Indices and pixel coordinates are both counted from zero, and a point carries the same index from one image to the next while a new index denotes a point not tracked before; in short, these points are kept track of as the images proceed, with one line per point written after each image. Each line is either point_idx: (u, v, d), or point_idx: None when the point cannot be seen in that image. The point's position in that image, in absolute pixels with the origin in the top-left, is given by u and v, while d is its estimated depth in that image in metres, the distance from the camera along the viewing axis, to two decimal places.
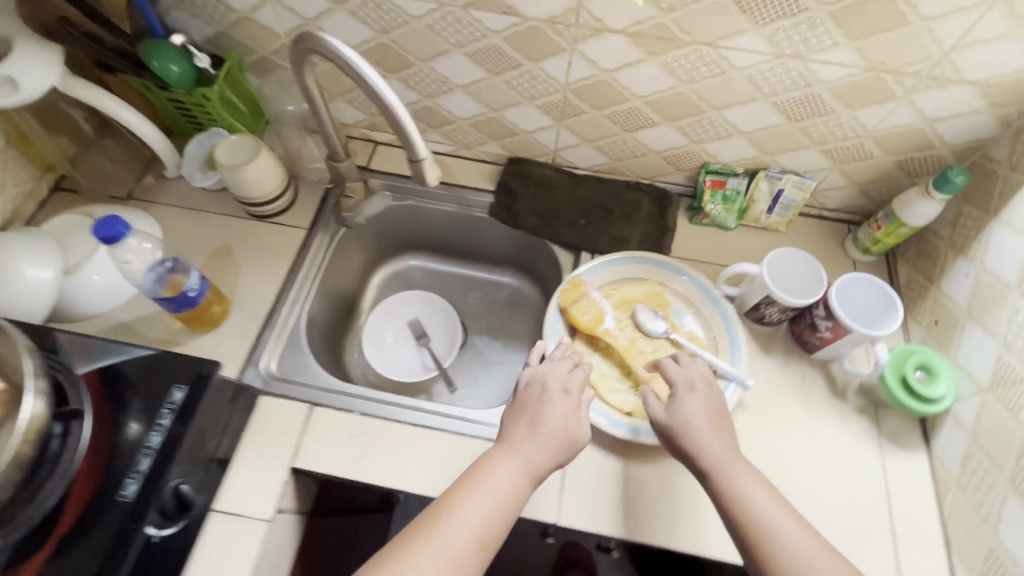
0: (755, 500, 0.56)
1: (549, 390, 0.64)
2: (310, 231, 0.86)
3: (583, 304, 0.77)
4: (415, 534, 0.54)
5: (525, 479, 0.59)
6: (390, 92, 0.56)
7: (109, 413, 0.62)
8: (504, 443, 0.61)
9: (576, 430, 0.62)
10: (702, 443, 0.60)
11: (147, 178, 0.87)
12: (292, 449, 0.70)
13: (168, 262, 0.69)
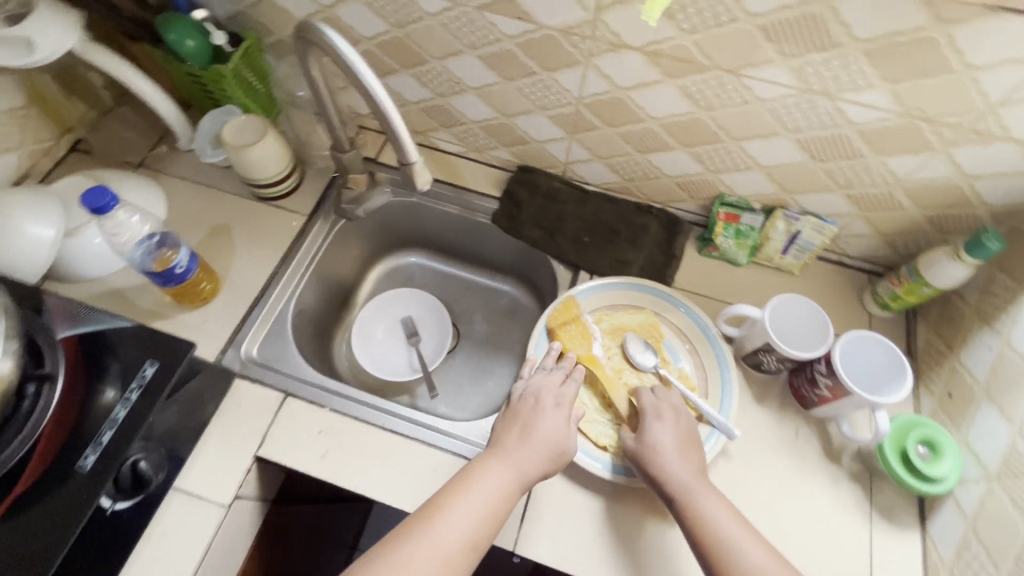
0: (721, 525, 0.56)
1: (542, 400, 0.64)
2: (310, 218, 0.85)
3: (573, 330, 0.74)
4: (404, 536, 0.53)
5: (513, 484, 0.58)
6: (382, 91, 0.56)
7: (81, 380, 0.63)
8: (496, 448, 0.61)
9: (566, 442, 0.62)
10: (668, 470, 0.60)
11: (160, 148, 0.88)
12: (260, 438, 0.68)
13: (157, 237, 0.69)
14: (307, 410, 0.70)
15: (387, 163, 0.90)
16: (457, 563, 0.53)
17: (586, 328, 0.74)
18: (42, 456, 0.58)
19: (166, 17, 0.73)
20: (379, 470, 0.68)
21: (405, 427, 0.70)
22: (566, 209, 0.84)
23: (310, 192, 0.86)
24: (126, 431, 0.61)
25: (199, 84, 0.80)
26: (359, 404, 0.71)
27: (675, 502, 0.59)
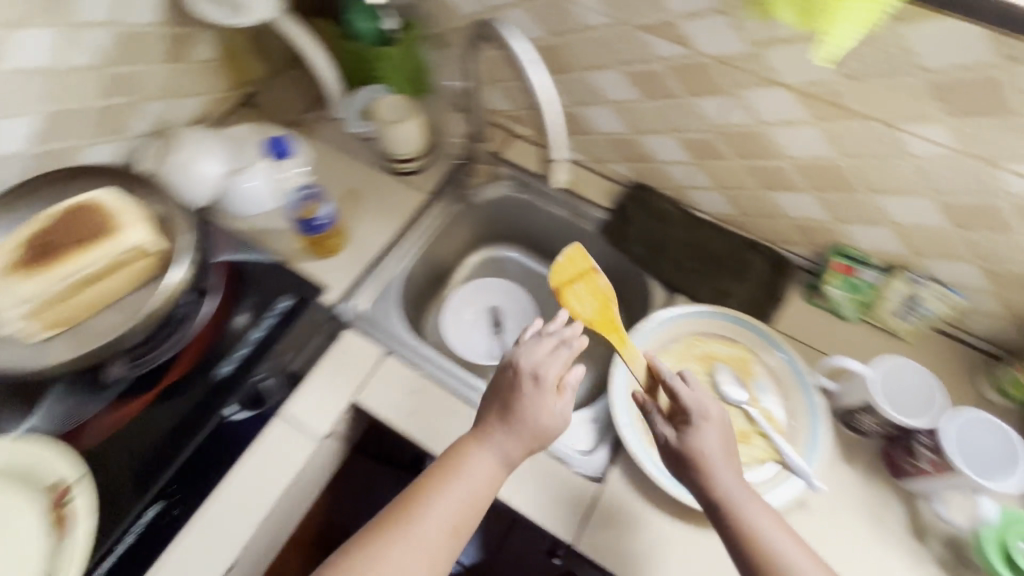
0: (770, 539, 0.55)
1: (524, 379, 0.61)
2: (431, 198, 0.91)
3: (585, 288, 0.72)
4: (392, 524, 0.55)
5: (494, 468, 0.59)
6: (541, 86, 0.59)
7: (228, 301, 0.72)
8: (476, 433, 0.61)
9: (550, 430, 0.60)
10: (712, 476, 0.58)
11: (312, 113, 0.98)
12: (358, 385, 0.73)
13: (309, 190, 0.78)
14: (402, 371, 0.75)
15: (507, 159, 0.95)
16: (443, 544, 0.55)
17: (599, 288, 0.72)
18: (186, 359, 0.67)
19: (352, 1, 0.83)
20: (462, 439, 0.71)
21: None
22: (673, 231, 0.86)
23: (435, 173, 0.93)
24: (259, 350, 0.71)
25: (359, 63, 0.88)
26: (452, 375, 0.76)
27: (723, 513, 0.57)
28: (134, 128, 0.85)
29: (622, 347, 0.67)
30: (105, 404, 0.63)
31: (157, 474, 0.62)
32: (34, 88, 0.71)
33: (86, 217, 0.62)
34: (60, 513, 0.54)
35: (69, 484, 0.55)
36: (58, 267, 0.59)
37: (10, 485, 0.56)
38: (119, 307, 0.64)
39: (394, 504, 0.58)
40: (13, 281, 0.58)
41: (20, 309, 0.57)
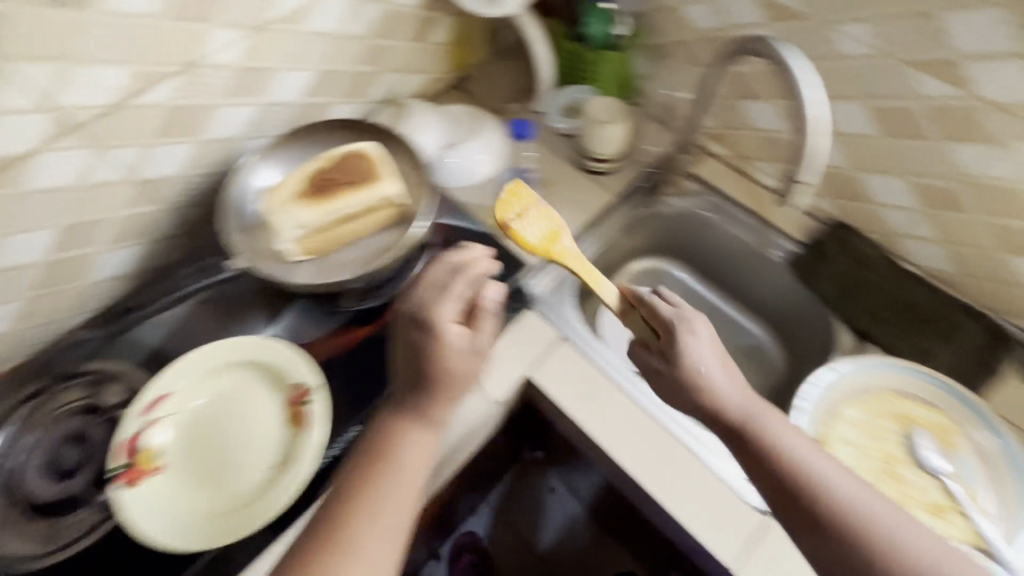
0: (803, 458, 0.53)
1: (443, 329, 0.57)
2: (617, 201, 0.93)
3: (535, 215, 0.73)
4: (346, 517, 0.51)
5: (423, 452, 0.56)
6: (815, 103, 0.58)
7: (445, 257, 0.78)
8: (400, 414, 0.57)
9: (456, 402, 0.58)
10: (723, 395, 0.58)
11: (514, 104, 1.04)
12: (535, 359, 0.78)
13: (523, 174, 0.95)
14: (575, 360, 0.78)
15: (697, 173, 0.93)
16: (393, 534, 0.52)
17: (550, 215, 0.74)
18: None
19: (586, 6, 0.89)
20: (626, 436, 0.72)
21: (661, 413, 0.74)
22: (876, 278, 0.81)
23: (626, 176, 0.94)
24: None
25: (575, 63, 0.95)
26: (621, 373, 0.77)
27: (751, 437, 0.55)
28: (371, 94, 0.95)
29: (589, 277, 0.70)
30: (333, 327, 0.71)
31: (364, 399, 0.69)
32: (318, 48, 0.81)
33: (354, 163, 0.71)
34: (299, 411, 0.62)
35: (309, 389, 0.63)
36: (330, 203, 0.69)
37: (261, 376, 0.65)
38: (361, 246, 0.74)
39: (344, 481, 0.54)
40: (297, 208, 0.68)
41: (296, 232, 0.68)
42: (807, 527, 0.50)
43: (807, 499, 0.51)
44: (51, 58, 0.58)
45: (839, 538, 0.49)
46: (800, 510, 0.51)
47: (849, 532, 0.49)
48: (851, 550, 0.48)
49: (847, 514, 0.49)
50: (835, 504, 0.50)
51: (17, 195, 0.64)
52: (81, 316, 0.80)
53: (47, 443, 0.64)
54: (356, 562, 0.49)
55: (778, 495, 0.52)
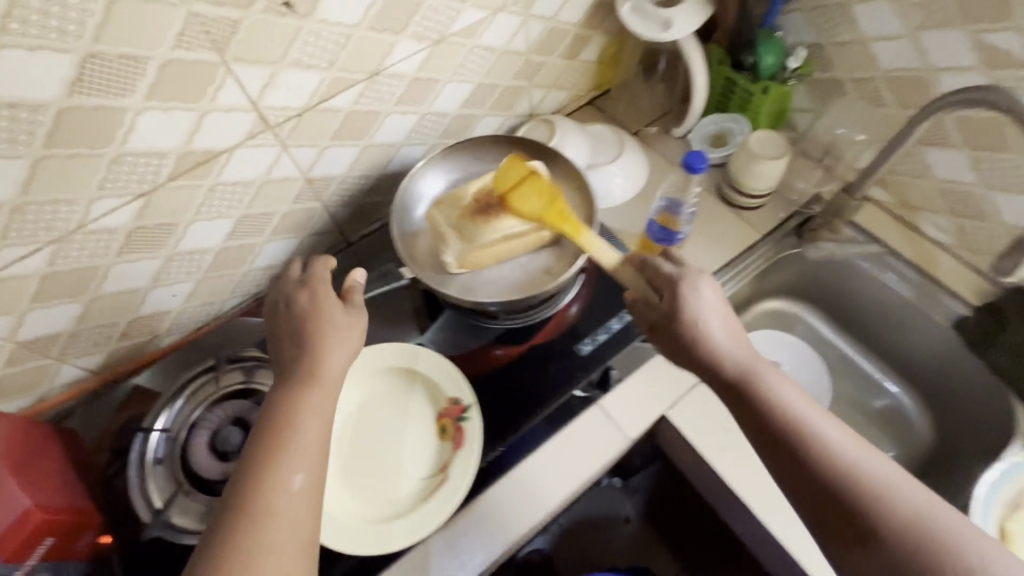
0: (800, 412, 0.52)
1: (299, 297, 0.60)
2: (764, 237, 0.88)
3: (527, 189, 0.69)
4: (257, 492, 0.48)
5: (325, 422, 0.53)
6: None
7: (594, 287, 0.76)
8: (297, 387, 0.53)
9: (339, 360, 0.56)
10: (721, 351, 0.57)
11: (654, 127, 1.00)
12: (670, 399, 0.76)
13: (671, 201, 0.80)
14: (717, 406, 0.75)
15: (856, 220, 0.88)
16: (310, 500, 0.49)
17: (545, 186, 0.69)
18: (552, 328, 0.73)
19: (762, 35, 0.84)
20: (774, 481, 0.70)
21: None
22: None
23: (775, 213, 0.89)
24: (616, 341, 0.71)
25: (732, 91, 0.91)
26: None
27: (752, 399, 0.54)
28: (519, 108, 0.94)
29: (579, 236, 0.68)
30: (484, 343, 0.73)
31: (507, 422, 0.68)
32: (482, 62, 0.82)
33: (507, 173, 0.70)
34: (454, 426, 0.63)
35: (464, 405, 0.64)
36: (496, 222, 0.69)
37: (416, 385, 0.67)
38: (510, 265, 0.74)
39: (248, 460, 0.50)
40: (463, 223, 0.70)
41: (459, 246, 0.70)
42: (825, 505, 0.48)
43: (814, 468, 0.49)
44: (266, 60, 0.61)
45: (850, 509, 0.47)
46: (804, 482, 0.50)
47: (859, 503, 0.47)
48: (865, 527, 0.46)
49: (856, 485, 0.47)
50: (845, 474, 0.48)
51: (212, 185, 0.68)
52: (236, 300, 0.85)
53: (214, 425, 0.67)
54: (277, 523, 0.47)
55: (787, 469, 0.51)
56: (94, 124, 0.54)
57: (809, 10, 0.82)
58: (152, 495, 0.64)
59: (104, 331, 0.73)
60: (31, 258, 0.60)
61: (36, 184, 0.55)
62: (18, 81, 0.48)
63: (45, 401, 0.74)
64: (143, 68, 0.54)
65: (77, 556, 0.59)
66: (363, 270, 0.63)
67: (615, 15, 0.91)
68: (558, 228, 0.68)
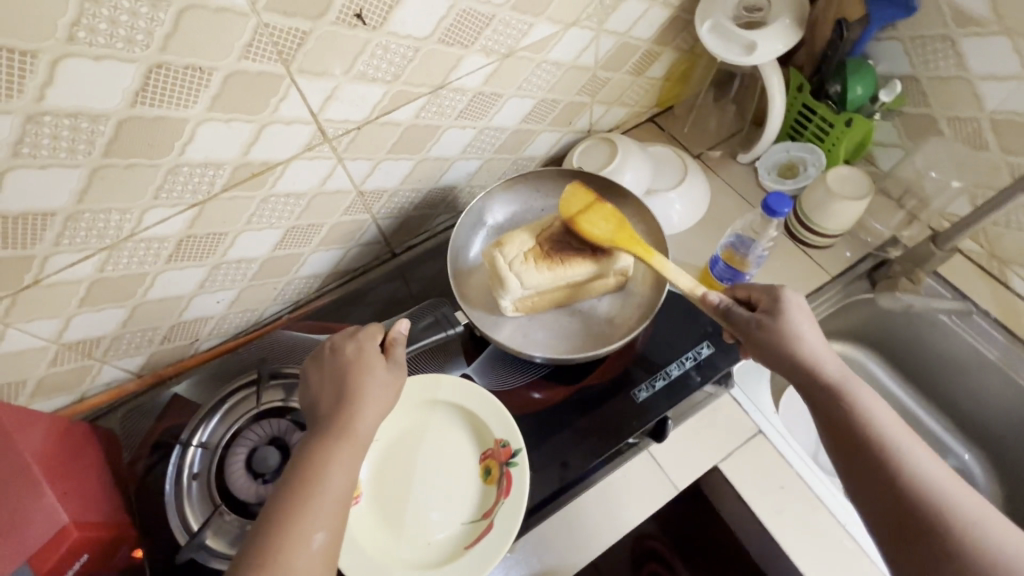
0: (889, 430, 0.51)
1: (345, 347, 0.59)
2: (835, 280, 0.82)
3: (594, 214, 0.69)
4: (275, 546, 0.46)
5: (351, 477, 0.51)
6: None
7: (650, 328, 0.72)
8: (326, 439, 0.52)
9: (370, 418, 0.55)
10: (815, 356, 0.55)
11: (718, 150, 0.95)
12: (726, 450, 0.71)
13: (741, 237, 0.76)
14: (774, 460, 0.71)
15: (937, 270, 0.82)
16: (328, 556, 0.48)
17: (612, 211, 0.69)
18: (606, 370, 0.70)
19: (854, 62, 0.78)
20: (833, 550, 0.66)
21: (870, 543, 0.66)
22: None
23: (848, 254, 0.83)
24: (674, 389, 0.67)
25: (810, 120, 0.85)
26: (827, 486, 0.69)
27: (839, 406, 0.53)
28: (578, 124, 0.90)
29: (649, 258, 0.67)
30: (530, 383, 0.69)
31: (555, 466, 0.64)
32: (548, 77, 0.77)
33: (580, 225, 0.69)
34: (501, 471, 0.60)
35: (512, 449, 0.60)
36: (562, 271, 0.67)
37: (461, 420, 0.64)
38: (565, 311, 0.73)
39: (273, 506, 0.49)
40: (528, 267, 0.67)
41: (521, 291, 0.67)
42: (902, 523, 0.48)
43: (897, 482, 0.48)
44: (331, 72, 0.58)
45: (929, 532, 0.46)
46: (884, 493, 0.49)
47: (941, 524, 0.46)
48: (945, 548, 0.45)
49: (940, 506, 0.47)
50: (929, 494, 0.47)
51: (265, 196, 0.65)
52: (277, 306, 0.83)
53: (252, 443, 0.66)
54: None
55: (869, 478, 0.50)
56: (154, 134, 0.52)
57: (909, 40, 0.76)
58: (186, 514, 0.62)
59: (146, 335, 0.72)
60: (82, 265, 0.59)
61: (91, 193, 0.53)
62: (82, 91, 0.46)
63: (86, 401, 0.74)
64: (208, 79, 0.51)
65: (112, 569, 0.59)
66: (405, 319, 0.62)
67: (690, 31, 0.86)
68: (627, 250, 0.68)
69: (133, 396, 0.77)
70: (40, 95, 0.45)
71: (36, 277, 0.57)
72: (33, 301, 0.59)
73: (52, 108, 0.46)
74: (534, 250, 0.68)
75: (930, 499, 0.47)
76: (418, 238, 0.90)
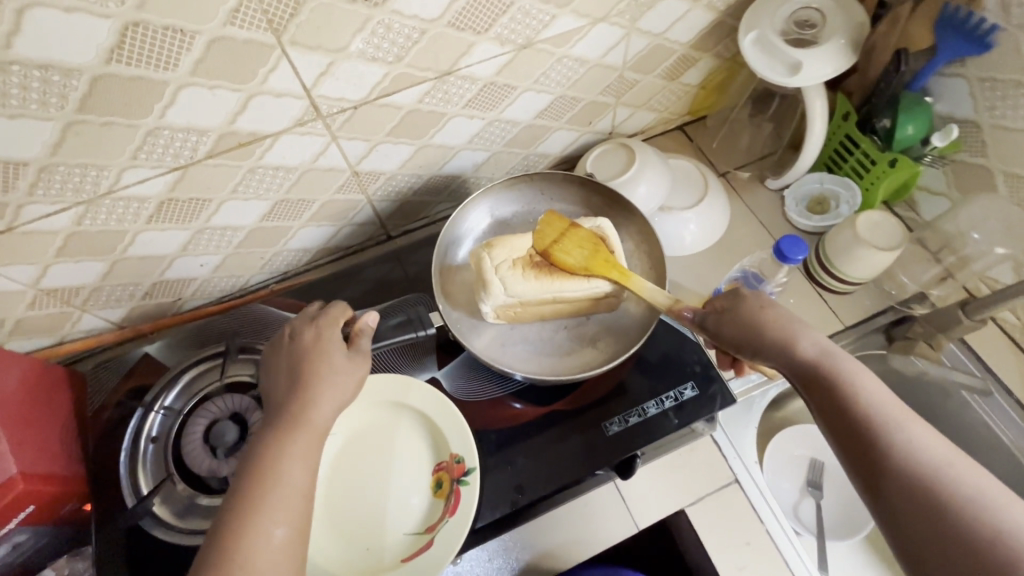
0: (878, 409, 0.47)
1: (303, 338, 0.56)
2: (848, 330, 0.76)
3: (570, 241, 0.64)
4: (234, 543, 0.44)
5: (309, 471, 0.49)
6: None
7: (635, 359, 0.69)
8: (281, 433, 0.50)
9: (328, 409, 0.52)
10: (793, 337, 0.51)
11: (747, 171, 0.88)
12: (696, 495, 0.68)
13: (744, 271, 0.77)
14: (745, 514, 0.67)
15: (965, 338, 0.76)
16: (292, 551, 0.45)
17: (587, 235, 0.65)
18: (581, 396, 0.67)
19: (907, 99, 0.72)
20: None
21: None
22: None
23: (867, 305, 0.77)
24: (648, 427, 0.64)
25: (851, 153, 0.78)
26: (797, 551, 0.66)
27: (821, 390, 0.49)
28: (599, 125, 0.84)
29: (627, 281, 0.63)
30: (506, 393, 0.67)
31: (513, 486, 0.62)
32: (569, 73, 0.72)
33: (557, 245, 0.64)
34: (452, 486, 0.58)
35: (466, 467, 0.58)
36: (550, 282, 0.63)
37: (422, 427, 0.62)
38: (549, 326, 0.69)
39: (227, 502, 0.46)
40: (515, 274, 0.63)
41: (505, 298, 0.63)
42: (906, 511, 0.43)
43: (891, 469, 0.45)
44: (328, 47, 0.54)
45: (935, 517, 0.42)
46: (880, 482, 0.45)
47: (942, 510, 0.42)
48: (952, 537, 0.41)
49: (940, 488, 0.43)
50: (927, 479, 0.43)
51: (253, 167, 0.63)
52: (264, 276, 0.80)
53: (212, 415, 0.65)
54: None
55: (864, 467, 0.46)
56: (131, 95, 0.50)
57: (976, 80, 0.68)
58: (139, 476, 0.63)
59: (127, 290, 0.71)
60: (58, 216, 0.57)
61: (66, 147, 0.51)
62: (53, 43, 0.44)
63: (64, 345, 0.73)
64: (191, 42, 0.48)
65: (58, 521, 0.60)
66: (372, 312, 0.59)
67: (734, 39, 0.78)
68: (603, 276, 0.64)
69: (110, 346, 0.76)
70: (7, 43, 0.43)
71: (11, 224, 0.56)
72: (9, 245, 0.58)
73: (22, 58, 0.44)
74: (523, 257, 0.64)
75: (931, 480, 0.43)
76: (416, 224, 0.86)
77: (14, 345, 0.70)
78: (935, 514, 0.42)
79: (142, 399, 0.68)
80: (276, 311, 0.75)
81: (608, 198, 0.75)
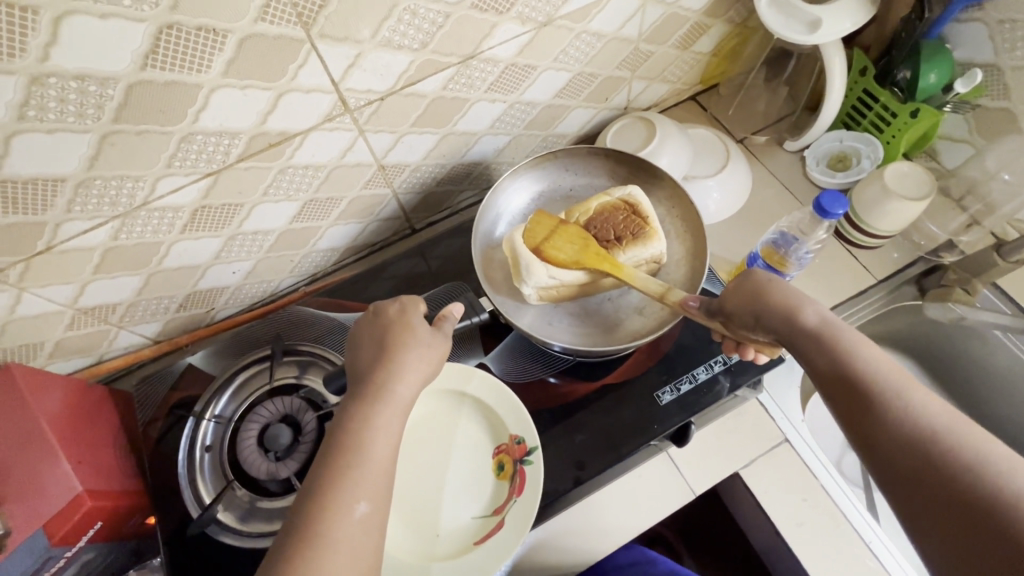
0: (879, 374, 0.45)
1: (387, 307, 0.57)
2: (880, 283, 0.77)
3: (560, 238, 0.66)
4: (316, 518, 0.42)
5: (392, 446, 0.47)
6: None
7: (679, 330, 0.69)
8: (365, 401, 0.48)
9: (413, 377, 0.51)
10: (798, 303, 0.50)
11: (766, 135, 0.88)
12: (748, 457, 0.69)
13: (777, 236, 0.73)
14: (799, 471, 0.68)
15: (997, 282, 0.78)
16: (372, 527, 0.44)
17: (576, 232, 0.66)
18: (630, 368, 0.67)
19: (929, 48, 0.72)
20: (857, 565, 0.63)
21: (895, 566, 0.64)
22: None
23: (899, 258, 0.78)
24: (700, 392, 0.65)
25: (870, 108, 0.78)
26: (854, 502, 0.66)
27: (812, 349, 0.48)
28: (615, 101, 0.84)
29: (619, 272, 0.63)
30: (549, 372, 0.68)
31: (573, 462, 0.62)
32: (587, 49, 0.71)
33: (554, 241, 0.66)
34: (515, 467, 0.59)
35: (528, 446, 0.59)
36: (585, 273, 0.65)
37: (481, 415, 0.63)
38: (593, 300, 0.70)
39: (315, 476, 0.45)
40: (552, 260, 0.65)
41: (546, 279, 0.64)
42: (913, 480, 0.41)
43: (879, 418, 0.44)
44: (354, 38, 0.53)
45: (942, 484, 0.40)
46: (878, 448, 0.43)
47: (928, 456, 0.41)
48: (936, 481, 0.40)
49: (948, 454, 0.40)
50: (929, 444, 0.41)
51: (282, 167, 0.62)
52: (294, 279, 0.80)
53: (264, 419, 0.66)
54: (340, 555, 0.42)
55: (866, 436, 0.44)
56: (166, 100, 0.49)
57: (995, 23, 0.69)
58: (198, 486, 0.64)
59: (162, 303, 0.70)
60: (95, 232, 0.57)
61: (102, 159, 0.51)
62: (88, 53, 0.43)
63: (102, 364, 0.73)
64: (223, 42, 0.48)
65: (125, 536, 0.61)
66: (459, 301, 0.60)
67: (746, 2, 0.78)
68: (595, 269, 0.64)
69: (148, 362, 0.76)
70: (44, 54, 0.42)
71: (49, 243, 0.55)
72: (47, 266, 0.57)
73: (59, 70, 0.43)
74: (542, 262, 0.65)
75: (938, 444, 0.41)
76: (439, 214, 0.86)
77: (53, 368, 0.70)
78: (943, 482, 0.40)
79: (191, 409, 0.68)
80: (312, 312, 0.75)
81: (635, 168, 0.75)
